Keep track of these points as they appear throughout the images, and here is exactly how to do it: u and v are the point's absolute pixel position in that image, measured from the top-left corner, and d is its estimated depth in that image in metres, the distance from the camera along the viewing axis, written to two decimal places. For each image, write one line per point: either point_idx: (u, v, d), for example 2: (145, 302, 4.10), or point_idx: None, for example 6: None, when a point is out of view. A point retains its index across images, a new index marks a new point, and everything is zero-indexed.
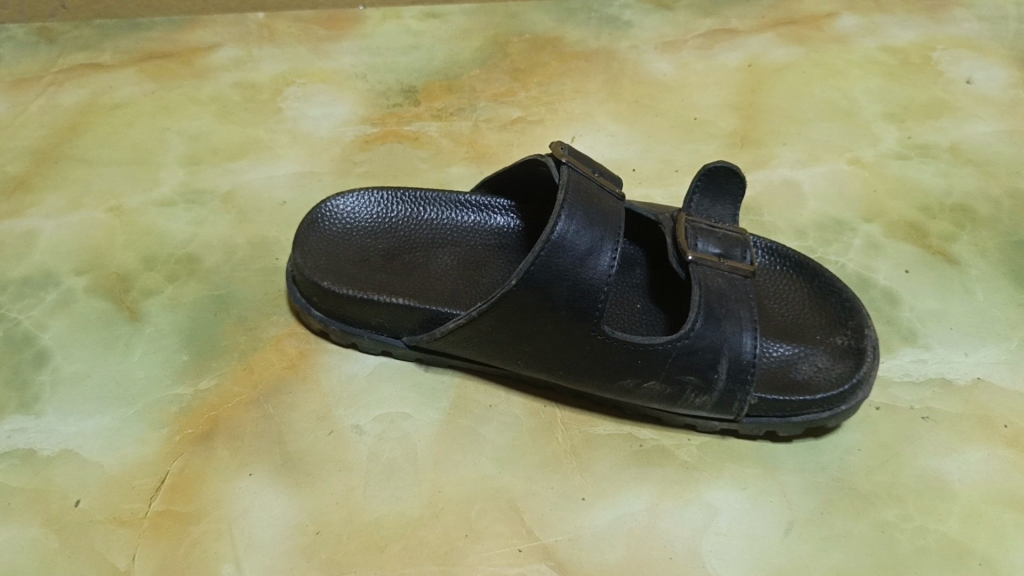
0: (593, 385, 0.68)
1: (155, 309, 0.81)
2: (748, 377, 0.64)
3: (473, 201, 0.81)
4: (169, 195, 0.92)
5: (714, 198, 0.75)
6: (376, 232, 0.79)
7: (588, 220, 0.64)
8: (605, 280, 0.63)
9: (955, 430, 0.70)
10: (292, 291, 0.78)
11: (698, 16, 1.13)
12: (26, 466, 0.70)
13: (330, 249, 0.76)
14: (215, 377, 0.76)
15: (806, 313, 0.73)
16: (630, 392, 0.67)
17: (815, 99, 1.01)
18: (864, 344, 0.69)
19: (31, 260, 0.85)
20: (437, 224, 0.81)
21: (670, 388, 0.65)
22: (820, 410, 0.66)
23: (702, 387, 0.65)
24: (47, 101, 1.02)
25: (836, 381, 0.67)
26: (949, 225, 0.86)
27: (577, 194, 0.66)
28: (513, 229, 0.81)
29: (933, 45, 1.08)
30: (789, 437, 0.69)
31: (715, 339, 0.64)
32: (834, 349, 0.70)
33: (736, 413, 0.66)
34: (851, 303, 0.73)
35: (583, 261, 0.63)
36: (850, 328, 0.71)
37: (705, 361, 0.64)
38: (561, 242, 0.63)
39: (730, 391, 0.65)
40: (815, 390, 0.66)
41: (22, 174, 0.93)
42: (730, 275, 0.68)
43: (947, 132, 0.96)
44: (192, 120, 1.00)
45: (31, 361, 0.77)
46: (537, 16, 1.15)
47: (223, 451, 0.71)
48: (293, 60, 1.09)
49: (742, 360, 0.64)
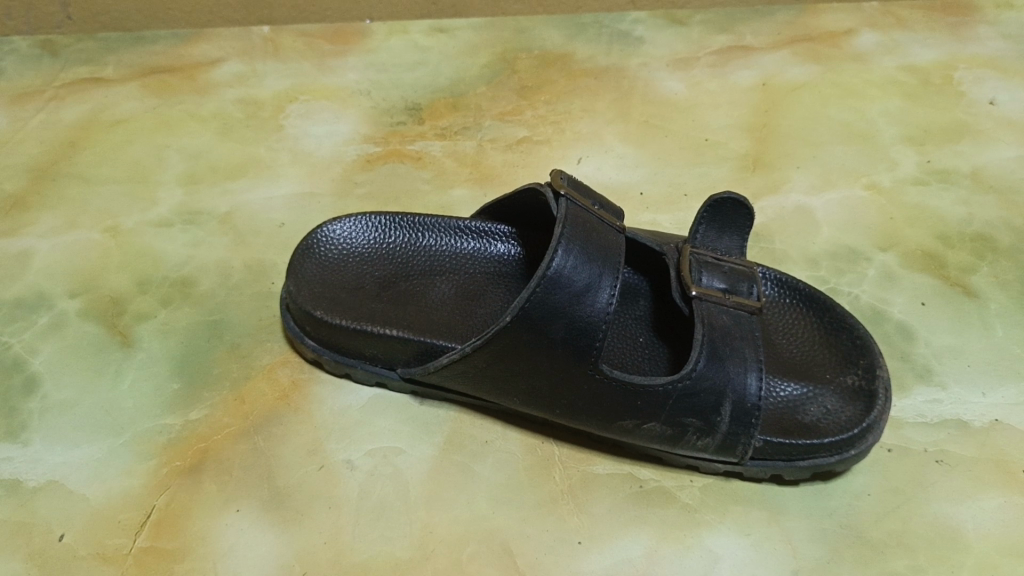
0: (592, 425, 0.65)
1: (147, 334, 0.79)
2: (752, 421, 0.62)
3: (472, 228, 0.79)
4: (166, 215, 0.90)
5: (721, 231, 0.72)
6: (372, 259, 0.77)
7: (587, 255, 0.62)
8: (603, 318, 0.61)
9: (970, 476, 0.67)
10: (286, 319, 0.76)
11: (712, 32, 1.10)
12: (10, 497, 0.68)
13: (325, 277, 0.74)
14: (205, 407, 0.74)
15: (815, 351, 0.70)
16: (628, 432, 0.64)
17: (831, 121, 0.97)
18: (876, 385, 0.66)
19: (25, 281, 0.84)
20: (436, 251, 0.79)
21: (671, 429, 0.63)
22: (828, 455, 0.63)
23: (704, 429, 0.62)
24: (48, 116, 1.01)
25: (846, 424, 0.64)
26: (968, 256, 0.83)
27: (575, 227, 0.63)
28: (513, 257, 0.79)
29: (955, 64, 1.05)
30: (795, 481, 0.66)
31: (719, 380, 0.61)
32: (844, 390, 0.67)
33: (740, 457, 0.63)
34: (863, 341, 0.70)
35: (580, 298, 0.60)
36: (861, 368, 0.68)
37: (707, 404, 0.61)
38: (558, 278, 0.60)
39: (733, 434, 0.62)
40: (823, 433, 0.63)
41: (19, 192, 0.92)
42: (735, 312, 0.66)
43: (967, 157, 0.93)
44: (193, 138, 0.99)
45: (20, 387, 0.75)
46: (546, 31, 1.13)
47: (211, 485, 0.69)
48: (298, 75, 1.07)
49: (746, 402, 0.61)
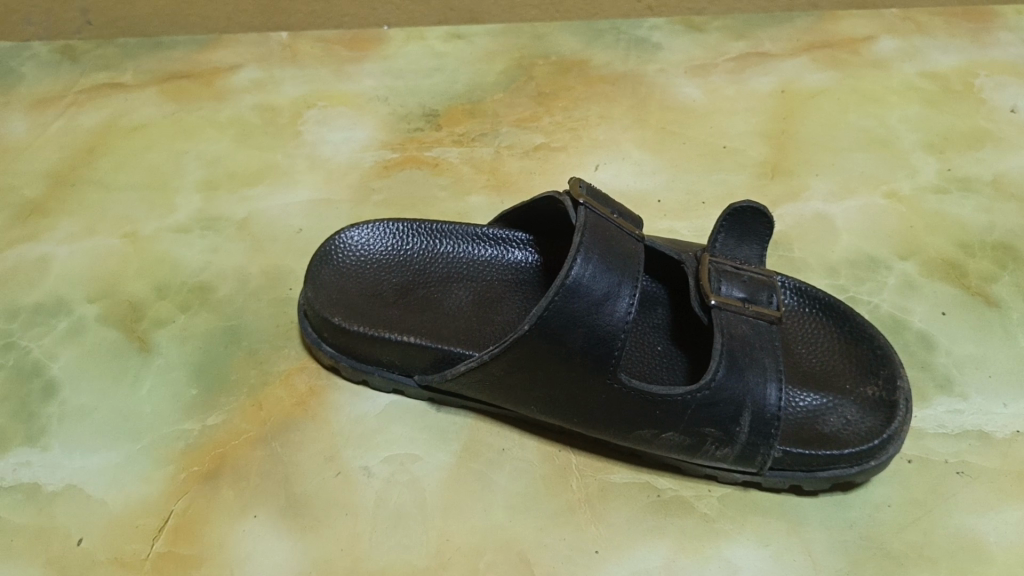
0: (610, 434, 0.65)
1: (165, 340, 0.80)
2: (773, 431, 0.61)
3: (490, 235, 0.79)
4: (184, 221, 0.91)
5: (740, 240, 0.72)
6: (390, 266, 0.77)
7: (606, 263, 0.62)
8: (622, 327, 0.60)
9: (992, 488, 0.66)
10: (303, 326, 0.76)
11: (729, 38, 1.10)
12: (29, 503, 0.68)
13: (343, 283, 0.74)
14: (223, 414, 0.74)
15: (836, 360, 0.70)
16: (647, 442, 0.64)
17: (850, 128, 0.97)
18: (897, 396, 0.66)
19: (44, 287, 0.84)
20: (453, 258, 0.79)
21: (689, 439, 0.62)
22: (849, 466, 0.63)
23: (723, 439, 0.62)
24: (67, 122, 1.02)
25: (867, 435, 0.63)
26: (990, 265, 0.82)
27: (594, 236, 0.63)
28: (530, 264, 0.79)
29: (975, 70, 1.04)
30: (815, 492, 0.66)
31: (738, 390, 0.61)
32: (865, 401, 0.66)
33: (759, 467, 0.63)
34: (883, 351, 0.69)
35: (599, 306, 0.60)
36: (881, 378, 0.68)
37: (726, 414, 0.61)
38: (577, 286, 0.60)
39: (753, 444, 0.62)
40: (844, 444, 0.63)
41: (38, 198, 0.93)
42: (754, 321, 0.65)
43: (989, 164, 0.92)
44: (210, 144, 0.99)
45: (39, 393, 0.76)
46: (563, 38, 1.12)
47: (229, 492, 0.69)
48: (315, 82, 1.07)
49: (766, 413, 0.61)
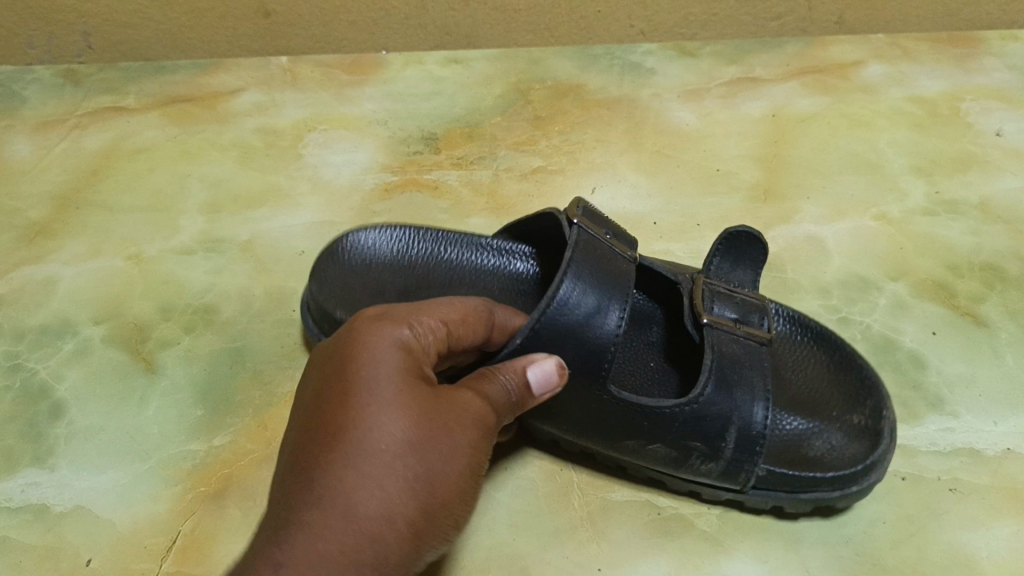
0: (598, 443, 0.66)
1: (171, 361, 0.81)
2: (757, 449, 0.63)
3: (493, 245, 0.80)
4: (188, 243, 0.92)
5: (736, 263, 0.74)
6: (393, 269, 0.78)
7: (596, 280, 0.63)
8: (612, 341, 0.62)
9: (983, 504, 0.68)
10: (305, 323, 0.77)
11: (722, 64, 1.12)
12: (37, 523, 0.69)
13: (347, 286, 0.75)
14: (228, 434, 0.75)
15: (823, 387, 0.71)
16: (634, 452, 0.65)
17: (840, 151, 0.99)
18: (882, 425, 0.68)
19: (50, 308, 0.85)
20: (455, 265, 0.80)
21: (675, 453, 0.64)
22: (831, 489, 0.64)
23: (708, 454, 0.63)
24: (71, 145, 1.03)
25: (850, 461, 0.65)
26: (978, 285, 0.85)
27: (585, 253, 0.65)
28: (531, 275, 0.80)
29: (961, 95, 1.06)
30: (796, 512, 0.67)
31: (726, 407, 0.63)
32: (850, 428, 0.68)
33: (742, 484, 0.65)
34: (870, 380, 0.71)
35: (589, 321, 0.62)
36: (867, 407, 0.69)
37: (713, 429, 0.63)
38: (568, 300, 0.62)
39: (737, 460, 0.63)
40: (827, 469, 0.65)
41: (43, 221, 0.94)
42: (743, 342, 0.67)
43: (975, 187, 0.95)
44: (213, 166, 1.00)
45: (46, 413, 0.77)
46: (559, 63, 1.14)
47: (235, 510, 0.70)
48: (316, 105, 1.09)
49: (750, 430, 0.63)
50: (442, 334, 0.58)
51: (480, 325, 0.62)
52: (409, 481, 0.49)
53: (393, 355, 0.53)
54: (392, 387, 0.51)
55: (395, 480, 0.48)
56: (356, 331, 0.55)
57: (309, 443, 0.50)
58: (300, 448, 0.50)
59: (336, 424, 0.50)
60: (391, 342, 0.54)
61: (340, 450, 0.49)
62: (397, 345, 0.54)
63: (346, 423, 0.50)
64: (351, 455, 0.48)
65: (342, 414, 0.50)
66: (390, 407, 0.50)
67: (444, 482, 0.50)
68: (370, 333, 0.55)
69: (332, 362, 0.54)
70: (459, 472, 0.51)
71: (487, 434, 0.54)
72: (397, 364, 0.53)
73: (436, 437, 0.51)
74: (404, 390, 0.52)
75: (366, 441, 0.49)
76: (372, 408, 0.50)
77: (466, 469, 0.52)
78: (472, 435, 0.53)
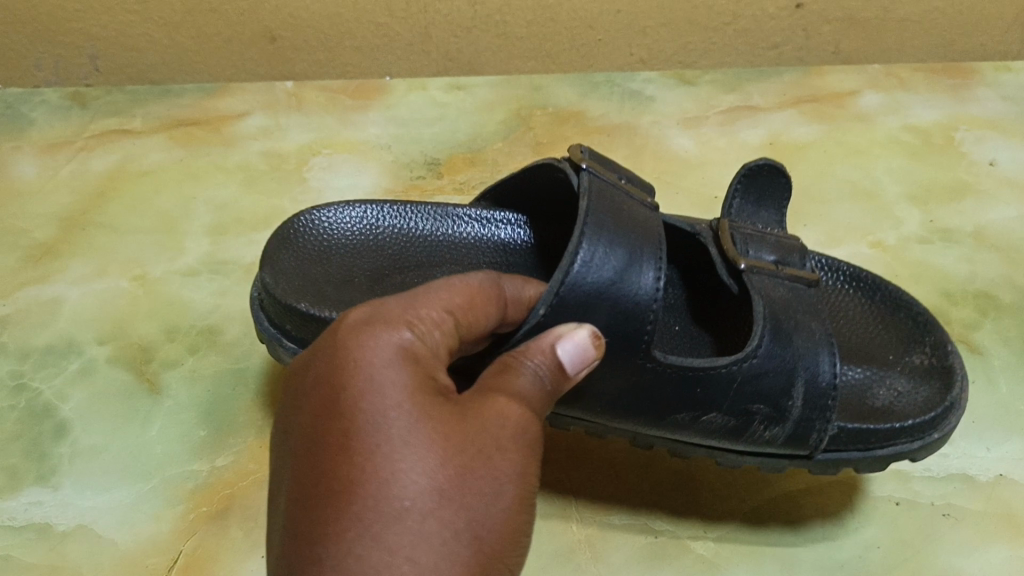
0: (642, 423, 0.65)
1: (175, 381, 0.82)
2: (827, 405, 0.64)
3: (472, 215, 0.83)
4: (192, 264, 0.93)
5: (759, 203, 0.77)
6: (361, 251, 0.79)
7: (613, 239, 0.61)
8: (649, 303, 0.60)
9: (977, 528, 0.69)
10: (260, 320, 0.74)
11: (720, 91, 1.14)
12: (41, 541, 0.70)
13: (305, 269, 0.75)
14: (231, 454, 0.76)
15: (877, 332, 0.76)
16: (681, 427, 0.64)
17: (836, 178, 1.01)
18: (948, 362, 0.72)
19: (56, 328, 0.87)
20: (433, 239, 0.82)
21: (734, 421, 0.64)
22: (910, 440, 0.67)
23: (772, 416, 0.64)
24: (77, 167, 1.05)
25: (925, 406, 0.68)
26: (971, 313, 0.86)
27: (599, 200, 0.64)
28: (517, 243, 0.83)
29: (955, 125, 1.08)
30: (873, 469, 0.68)
31: (788, 360, 0.63)
32: (916, 370, 0.73)
33: (812, 447, 0.65)
34: (922, 317, 0.76)
35: (619, 282, 0.60)
36: (929, 346, 0.74)
37: (777, 388, 0.63)
38: (588, 263, 0.59)
39: (806, 419, 0.64)
40: (903, 411, 0.68)
41: (49, 241, 0.96)
42: (789, 286, 0.69)
43: (969, 216, 0.96)
44: (217, 189, 1.02)
45: (51, 432, 0.78)
46: (560, 89, 1.16)
47: (237, 531, 0.71)
48: (320, 129, 1.10)
49: (818, 385, 0.64)
50: (450, 328, 0.54)
51: (491, 305, 0.56)
52: (448, 537, 0.44)
53: (400, 373, 0.49)
54: (405, 420, 0.47)
55: (430, 541, 0.44)
56: (350, 341, 0.50)
57: (315, 498, 0.46)
58: (306, 501, 0.46)
59: (345, 473, 0.46)
60: (394, 356, 0.49)
61: (358, 508, 0.44)
62: (400, 359, 0.49)
63: (360, 475, 0.45)
64: (371, 511, 0.44)
65: (351, 459, 0.46)
66: (407, 448, 0.46)
67: (490, 528, 0.45)
68: (370, 346, 0.50)
69: (328, 386, 0.49)
70: (505, 510, 0.46)
71: (531, 450, 0.49)
72: (406, 388, 0.48)
73: (470, 474, 0.46)
74: (419, 422, 0.47)
75: (384, 493, 0.45)
76: (384, 452, 0.46)
77: (514, 501, 0.47)
78: (515, 457, 0.48)
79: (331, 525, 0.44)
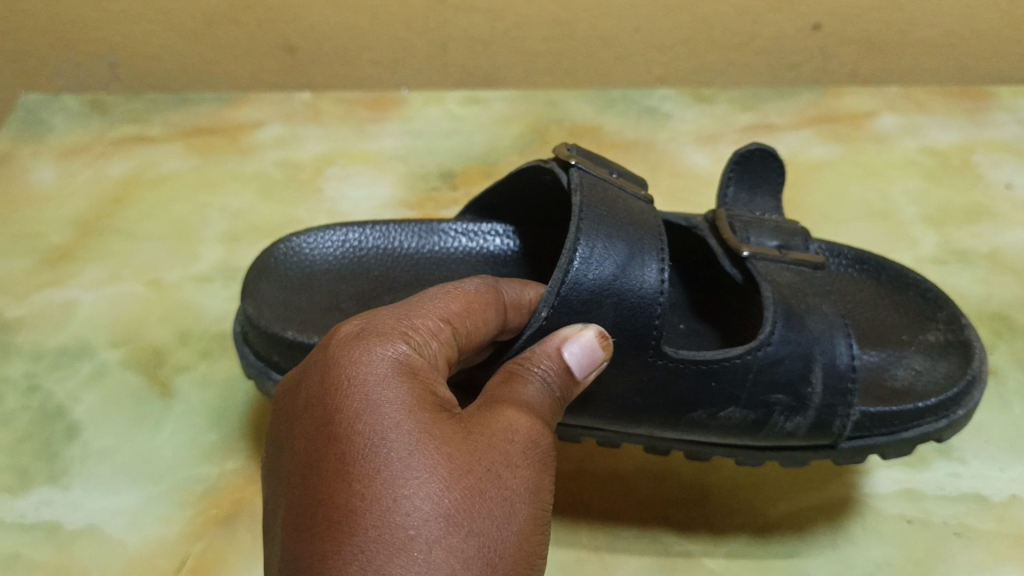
0: (657, 425, 0.64)
1: (187, 385, 0.82)
2: (848, 388, 0.63)
3: (459, 230, 0.84)
4: (207, 270, 0.93)
5: (754, 190, 0.80)
6: (347, 274, 0.80)
7: (609, 236, 0.61)
8: (654, 297, 0.60)
9: (989, 549, 0.68)
10: (247, 358, 0.74)
11: (736, 110, 1.14)
12: (50, 541, 0.70)
13: (287, 297, 0.75)
14: (241, 457, 0.76)
15: (889, 313, 0.78)
16: (698, 426, 0.64)
17: (851, 199, 1.01)
18: (964, 336, 0.73)
19: (70, 330, 0.87)
20: (420, 256, 0.83)
21: (754, 413, 0.63)
22: (937, 420, 0.67)
23: (794, 407, 0.63)
24: (95, 173, 1.06)
25: (949, 383, 0.69)
26: (986, 334, 0.85)
27: (592, 194, 0.65)
28: (508, 251, 0.84)
29: (972, 147, 1.08)
30: (901, 454, 0.68)
31: (804, 343, 0.63)
32: (933, 348, 0.73)
33: (837, 434, 0.64)
34: (933, 292, 0.78)
35: (621, 276, 0.60)
36: (942, 322, 0.75)
37: (795, 373, 0.62)
38: (588, 260, 0.59)
39: (829, 406, 0.63)
40: (923, 390, 0.69)
41: (65, 245, 0.96)
42: (796, 270, 0.70)
43: (985, 238, 0.96)
44: (234, 197, 1.02)
45: (62, 433, 0.78)
46: (577, 105, 1.16)
47: (246, 535, 0.71)
48: (336, 140, 1.11)
49: (837, 370, 0.63)
50: (448, 336, 0.53)
51: (489, 310, 0.56)
52: (457, 564, 0.42)
53: (398, 390, 0.47)
54: (405, 441, 0.45)
55: (438, 569, 0.41)
56: (345, 357, 0.49)
57: (313, 529, 0.44)
58: (304, 533, 0.44)
59: (344, 502, 0.44)
60: (392, 370, 0.48)
61: (359, 537, 0.42)
62: (397, 373, 0.48)
63: (360, 502, 0.43)
64: (376, 541, 0.42)
65: (350, 487, 0.44)
66: (410, 471, 0.44)
67: (503, 552, 0.44)
68: (366, 362, 0.49)
69: (323, 407, 0.48)
70: (516, 533, 0.45)
71: (541, 465, 0.48)
72: (406, 406, 0.47)
73: (478, 495, 0.44)
74: (420, 442, 0.45)
75: (388, 521, 0.43)
76: (385, 476, 0.44)
77: (528, 521, 0.45)
78: (526, 474, 0.47)
79: (333, 558, 0.42)
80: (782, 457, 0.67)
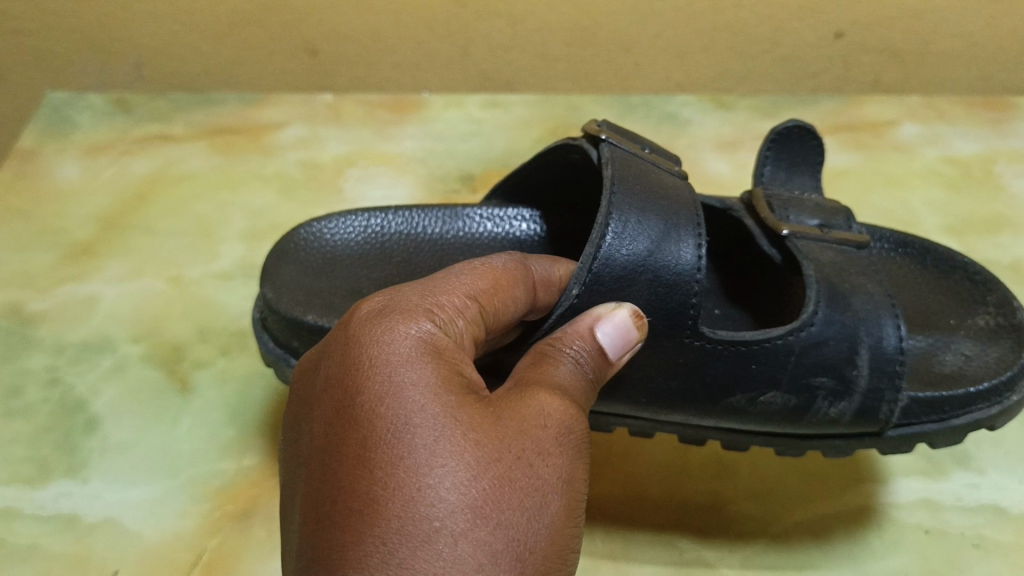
0: (693, 411, 0.64)
1: (205, 381, 0.82)
2: (896, 371, 0.63)
3: (484, 214, 0.85)
4: (227, 268, 0.94)
5: (791, 170, 0.81)
6: (369, 258, 0.80)
7: (643, 213, 0.61)
8: (691, 274, 0.60)
9: (1008, 561, 0.68)
10: (267, 344, 0.74)
11: (757, 118, 1.14)
12: (68, 532, 0.71)
13: (307, 281, 0.75)
14: (259, 454, 0.76)
15: (937, 295, 0.78)
16: (737, 412, 0.64)
17: (872, 208, 1.01)
18: (1015, 319, 0.73)
19: (91, 324, 0.88)
20: (447, 238, 0.83)
21: (796, 399, 0.63)
22: (989, 406, 0.67)
23: (837, 391, 0.62)
24: (119, 170, 1.07)
25: (1002, 366, 0.69)
26: None
27: (623, 169, 0.66)
28: (533, 236, 0.84)
29: (995, 158, 1.07)
30: (950, 442, 0.68)
31: (849, 323, 0.62)
32: (981, 333, 0.73)
33: (883, 422, 0.64)
34: (981, 275, 0.78)
35: (656, 252, 0.60)
36: (992, 305, 0.75)
37: (841, 356, 0.62)
38: (621, 236, 0.59)
39: (875, 390, 0.63)
40: (972, 372, 0.68)
41: (88, 241, 0.97)
42: (838, 249, 0.70)
43: (1007, 249, 0.95)
44: (255, 196, 1.03)
45: (82, 427, 0.78)
46: (597, 110, 1.16)
47: (261, 531, 0.71)
48: (357, 142, 1.11)
49: (884, 352, 0.62)
50: (474, 313, 0.53)
51: (517, 287, 0.57)
52: (484, 558, 0.42)
53: (422, 371, 0.47)
54: (429, 426, 0.45)
55: (463, 562, 0.42)
56: (367, 336, 0.49)
57: (332, 517, 0.44)
58: (322, 520, 0.44)
59: (367, 490, 0.44)
60: (416, 350, 0.48)
61: (382, 529, 0.42)
62: (421, 352, 0.48)
63: (382, 490, 0.43)
64: (400, 532, 0.42)
65: (372, 474, 0.44)
66: (435, 458, 0.44)
67: (533, 543, 0.44)
68: (389, 342, 0.48)
69: (343, 387, 0.48)
70: (547, 526, 0.45)
71: (572, 451, 0.48)
72: (430, 388, 0.46)
73: (506, 483, 0.44)
74: (445, 428, 0.45)
75: (413, 511, 0.43)
76: (410, 464, 0.44)
77: (559, 510, 0.46)
78: (557, 463, 0.47)
79: (355, 548, 0.42)
80: (824, 446, 0.67)
